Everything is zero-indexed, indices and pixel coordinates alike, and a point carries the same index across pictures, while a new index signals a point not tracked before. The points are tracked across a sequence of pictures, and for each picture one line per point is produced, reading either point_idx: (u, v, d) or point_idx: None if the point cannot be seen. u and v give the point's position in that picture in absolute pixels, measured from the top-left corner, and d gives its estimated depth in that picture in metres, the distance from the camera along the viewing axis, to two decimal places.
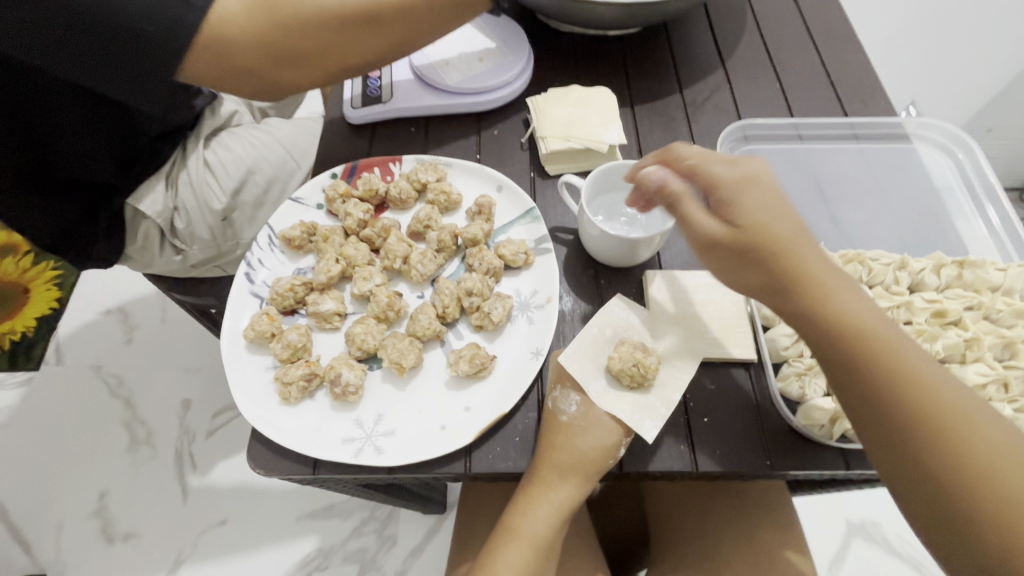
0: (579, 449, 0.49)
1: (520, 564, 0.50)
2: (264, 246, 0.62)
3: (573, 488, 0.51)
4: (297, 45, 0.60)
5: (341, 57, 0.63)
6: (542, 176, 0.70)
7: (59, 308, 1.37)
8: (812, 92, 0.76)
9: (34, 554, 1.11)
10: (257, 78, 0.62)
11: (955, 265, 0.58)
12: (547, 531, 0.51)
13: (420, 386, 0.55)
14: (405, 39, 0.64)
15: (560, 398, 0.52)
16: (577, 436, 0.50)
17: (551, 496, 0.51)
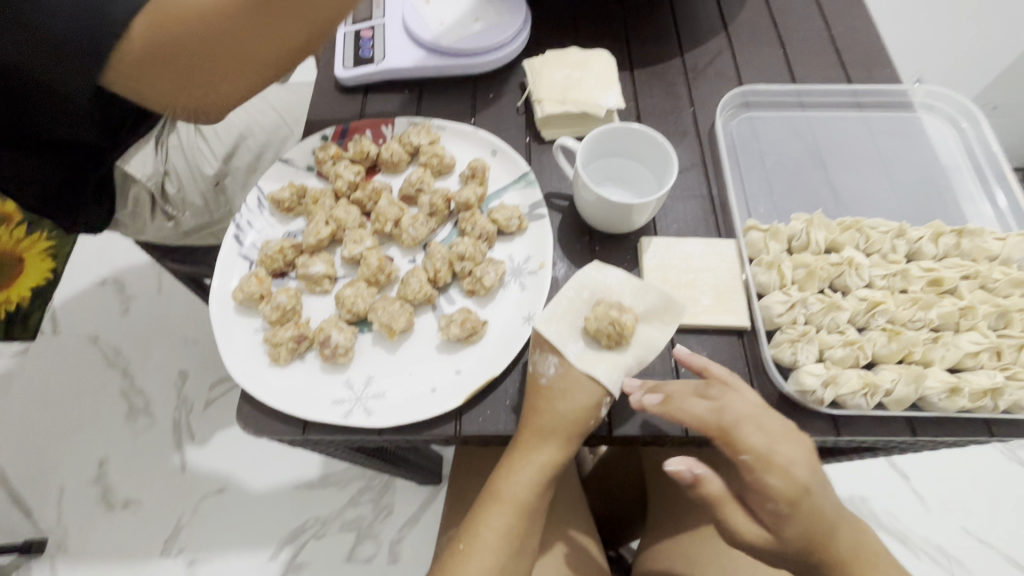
0: (562, 412, 0.49)
1: (507, 527, 0.49)
2: (253, 208, 0.61)
3: (558, 452, 0.50)
4: (203, 59, 0.55)
5: (253, 63, 0.57)
6: (537, 141, 0.69)
7: (55, 278, 1.34)
8: (817, 59, 0.74)
9: (36, 519, 1.12)
10: (178, 101, 0.59)
11: (955, 233, 0.57)
12: (534, 496, 0.50)
13: (410, 349, 0.55)
14: (317, 19, 0.55)
15: (539, 361, 0.51)
16: (559, 400, 0.49)
17: (534, 461, 0.50)
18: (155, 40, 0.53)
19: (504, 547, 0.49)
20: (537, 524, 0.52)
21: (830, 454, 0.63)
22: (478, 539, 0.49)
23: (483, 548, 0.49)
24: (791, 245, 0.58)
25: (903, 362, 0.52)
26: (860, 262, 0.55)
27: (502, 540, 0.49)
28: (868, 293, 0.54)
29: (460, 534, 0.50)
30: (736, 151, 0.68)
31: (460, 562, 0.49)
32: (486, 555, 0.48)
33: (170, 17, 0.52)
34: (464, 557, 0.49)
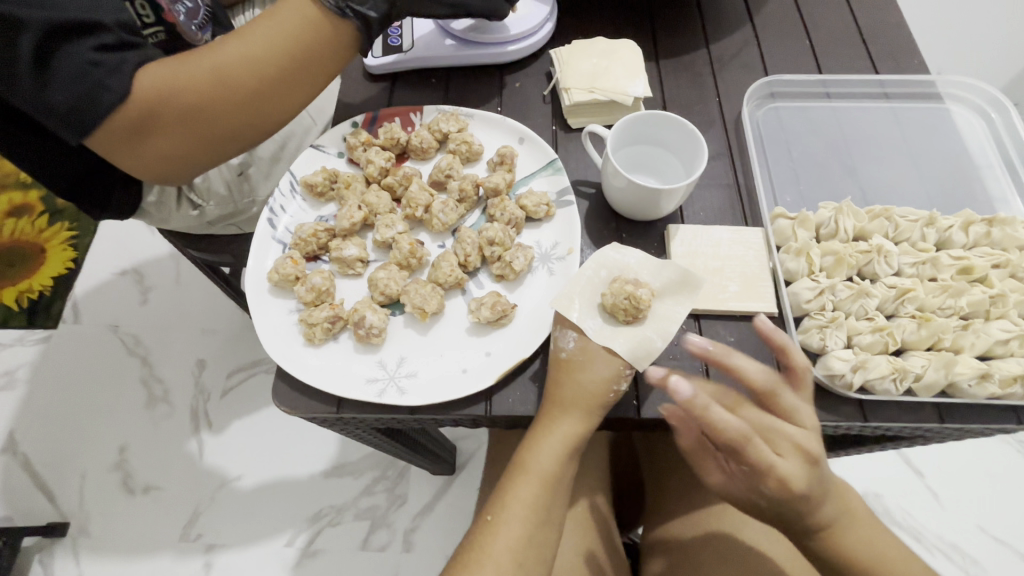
0: (581, 383, 0.50)
1: (533, 499, 0.50)
2: (286, 192, 0.63)
3: (576, 424, 0.50)
4: (180, 125, 0.55)
5: (238, 121, 0.57)
6: (564, 129, 0.69)
7: (76, 267, 1.38)
8: (842, 50, 0.74)
9: (58, 503, 1.14)
10: (154, 168, 0.58)
11: (985, 222, 0.57)
12: (560, 469, 0.51)
13: (441, 331, 0.56)
14: (295, 65, 0.57)
15: (559, 335, 0.52)
16: (579, 371, 0.50)
17: (556, 431, 0.50)
18: (132, 113, 0.52)
19: (531, 518, 0.50)
20: (562, 498, 0.53)
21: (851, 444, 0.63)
22: (506, 512, 0.50)
23: (513, 518, 0.49)
24: (819, 233, 0.59)
25: (932, 348, 0.52)
26: (890, 250, 0.56)
27: (530, 511, 0.50)
28: (897, 281, 0.55)
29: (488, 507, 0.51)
30: (762, 141, 0.69)
31: (489, 534, 0.49)
32: (515, 525, 0.49)
33: (150, 89, 0.52)
34: (493, 527, 0.49)
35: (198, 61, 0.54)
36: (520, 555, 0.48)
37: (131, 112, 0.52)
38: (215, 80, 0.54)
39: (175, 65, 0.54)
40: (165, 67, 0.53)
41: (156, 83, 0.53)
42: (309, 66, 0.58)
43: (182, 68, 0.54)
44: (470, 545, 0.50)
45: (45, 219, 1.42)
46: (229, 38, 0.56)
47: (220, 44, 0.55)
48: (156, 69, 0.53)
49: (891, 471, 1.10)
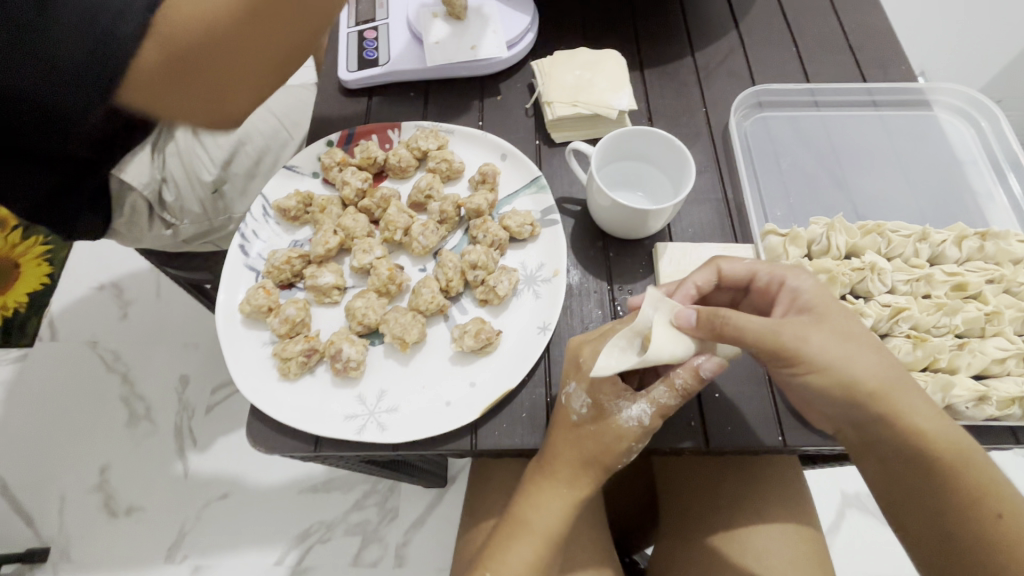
0: (583, 447, 0.48)
1: (525, 535, 0.48)
2: (259, 218, 0.60)
3: (579, 478, 0.48)
4: (195, 73, 0.51)
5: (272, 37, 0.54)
6: (548, 144, 0.67)
7: (51, 283, 1.33)
8: (829, 56, 0.73)
9: (37, 528, 1.10)
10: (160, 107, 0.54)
11: (978, 236, 0.56)
12: (562, 524, 0.49)
13: (423, 361, 0.54)
14: None
15: (572, 395, 0.49)
16: (585, 440, 0.48)
17: (558, 488, 0.49)
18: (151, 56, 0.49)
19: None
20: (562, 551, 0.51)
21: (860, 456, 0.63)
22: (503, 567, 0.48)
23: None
24: (810, 250, 0.57)
25: (928, 368, 0.51)
26: (883, 267, 0.55)
27: (529, 568, 0.48)
28: (891, 299, 0.53)
29: (484, 561, 0.49)
30: (750, 152, 0.67)
31: None
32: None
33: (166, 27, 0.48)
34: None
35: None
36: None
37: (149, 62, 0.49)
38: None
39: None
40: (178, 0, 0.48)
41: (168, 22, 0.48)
42: None
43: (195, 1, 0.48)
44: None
45: (18, 232, 1.35)
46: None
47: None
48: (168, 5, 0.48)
49: None
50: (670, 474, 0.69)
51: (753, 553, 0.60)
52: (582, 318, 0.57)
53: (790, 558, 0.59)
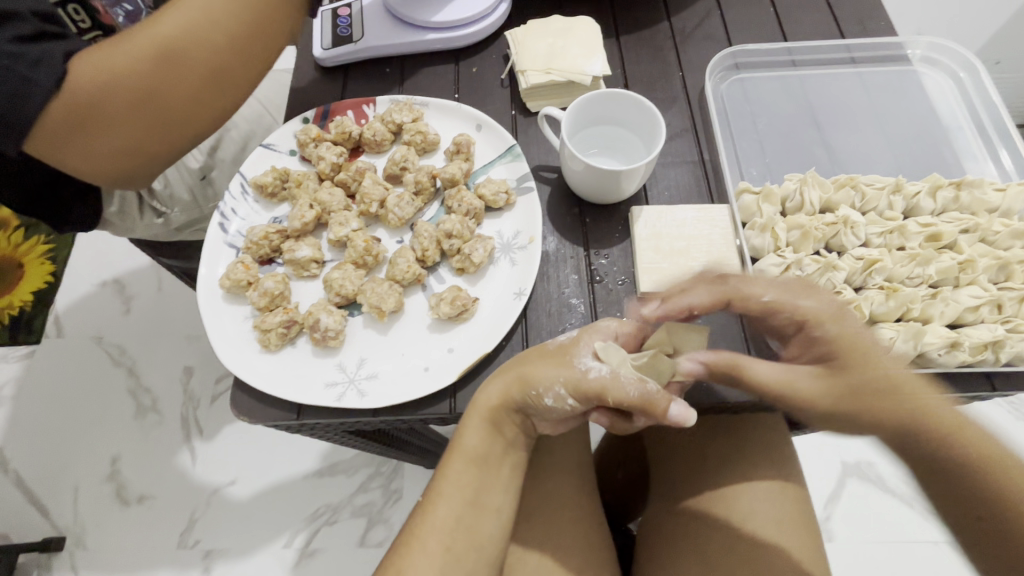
0: (528, 363, 0.48)
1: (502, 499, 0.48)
2: (237, 196, 0.61)
3: (501, 391, 0.48)
4: (115, 118, 0.50)
5: (195, 106, 0.55)
6: (523, 114, 0.67)
7: (55, 280, 1.35)
8: (808, 13, 0.71)
9: (52, 518, 1.13)
10: (116, 167, 0.54)
11: (953, 186, 0.57)
12: (488, 444, 0.48)
13: (401, 330, 0.55)
14: (254, 30, 0.56)
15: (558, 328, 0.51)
16: (538, 356, 0.49)
17: (481, 398, 0.49)
18: (61, 110, 0.47)
19: (465, 496, 0.47)
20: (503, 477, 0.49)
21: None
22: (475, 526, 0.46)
23: (443, 496, 0.47)
24: (785, 207, 0.58)
25: (902, 319, 0.51)
26: (856, 220, 0.55)
27: (462, 488, 0.47)
28: (864, 252, 0.54)
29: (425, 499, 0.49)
30: (726, 114, 0.67)
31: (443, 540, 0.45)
32: (447, 507, 0.47)
33: (79, 94, 0.47)
34: (428, 506, 0.47)
35: (133, 45, 0.49)
36: (451, 533, 0.46)
37: (62, 107, 0.47)
38: (170, 54, 0.51)
39: (108, 51, 0.49)
40: (93, 54, 0.48)
41: (97, 82, 0.48)
42: (261, 31, 0.56)
43: (115, 54, 0.49)
44: (410, 524, 0.47)
45: (21, 233, 1.37)
46: (171, 8, 0.52)
47: (160, 16, 0.52)
48: (87, 58, 0.48)
49: None
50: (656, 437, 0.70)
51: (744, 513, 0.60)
52: (559, 285, 0.57)
53: (777, 516, 0.59)
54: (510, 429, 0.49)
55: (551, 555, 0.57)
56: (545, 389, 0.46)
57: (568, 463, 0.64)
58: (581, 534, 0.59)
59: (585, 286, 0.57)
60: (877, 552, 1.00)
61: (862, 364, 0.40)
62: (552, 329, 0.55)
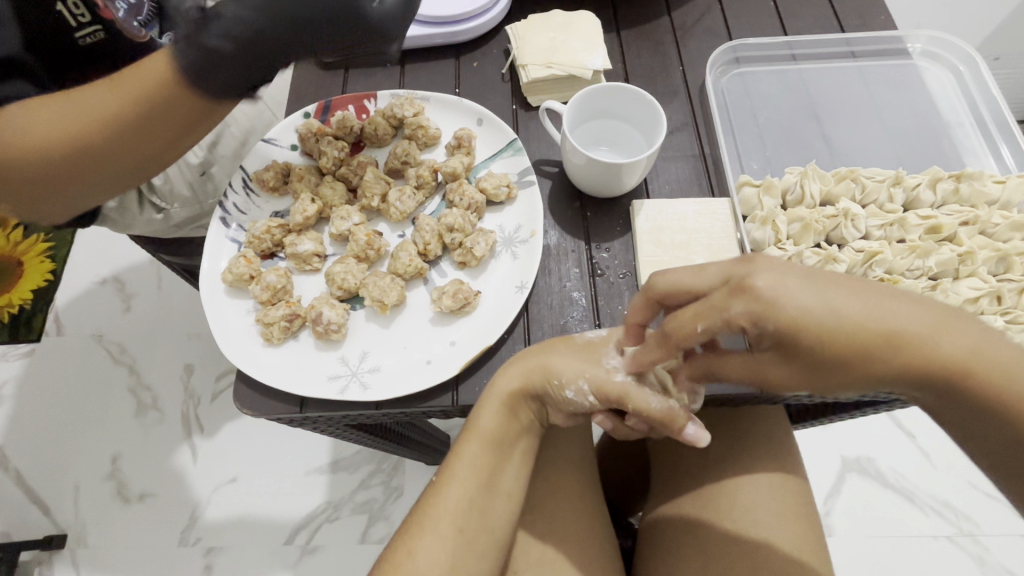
0: (552, 351, 0.49)
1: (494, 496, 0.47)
2: (239, 190, 0.61)
3: (521, 378, 0.49)
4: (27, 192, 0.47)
5: (115, 180, 0.49)
6: (524, 108, 0.67)
7: (55, 279, 1.35)
8: (808, 8, 0.71)
9: (54, 516, 1.13)
10: (45, 216, 0.52)
11: (952, 179, 0.57)
12: (504, 427, 0.49)
13: (404, 324, 0.55)
14: (174, 117, 0.47)
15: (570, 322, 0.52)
16: (563, 345, 0.50)
17: (499, 384, 0.49)
18: None
19: (474, 478, 0.48)
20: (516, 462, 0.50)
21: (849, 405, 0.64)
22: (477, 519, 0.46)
23: (455, 479, 0.48)
24: (785, 200, 0.58)
25: None
26: (856, 213, 0.55)
27: (472, 472, 0.48)
28: (864, 244, 0.54)
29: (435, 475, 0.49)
30: (727, 108, 0.67)
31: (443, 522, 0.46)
32: (454, 487, 0.47)
33: None
34: (437, 487, 0.48)
35: (38, 126, 0.44)
36: (461, 516, 0.46)
37: None
38: (74, 140, 0.45)
39: (17, 122, 0.45)
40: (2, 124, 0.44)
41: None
42: (183, 120, 0.47)
43: (22, 130, 0.44)
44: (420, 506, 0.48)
45: (20, 231, 1.37)
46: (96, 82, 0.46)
47: (83, 89, 0.46)
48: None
49: (885, 436, 1.09)
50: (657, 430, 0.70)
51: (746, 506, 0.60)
52: (560, 278, 0.57)
53: (778, 509, 0.60)
54: (526, 414, 0.50)
55: (554, 548, 0.57)
56: (567, 382, 0.48)
57: (570, 457, 0.64)
58: (583, 527, 0.59)
59: (586, 280, 0.57)
60: (877, 547, 1.01)
61: (804, 340, 0.37)
62: (553, 321, 0.55)
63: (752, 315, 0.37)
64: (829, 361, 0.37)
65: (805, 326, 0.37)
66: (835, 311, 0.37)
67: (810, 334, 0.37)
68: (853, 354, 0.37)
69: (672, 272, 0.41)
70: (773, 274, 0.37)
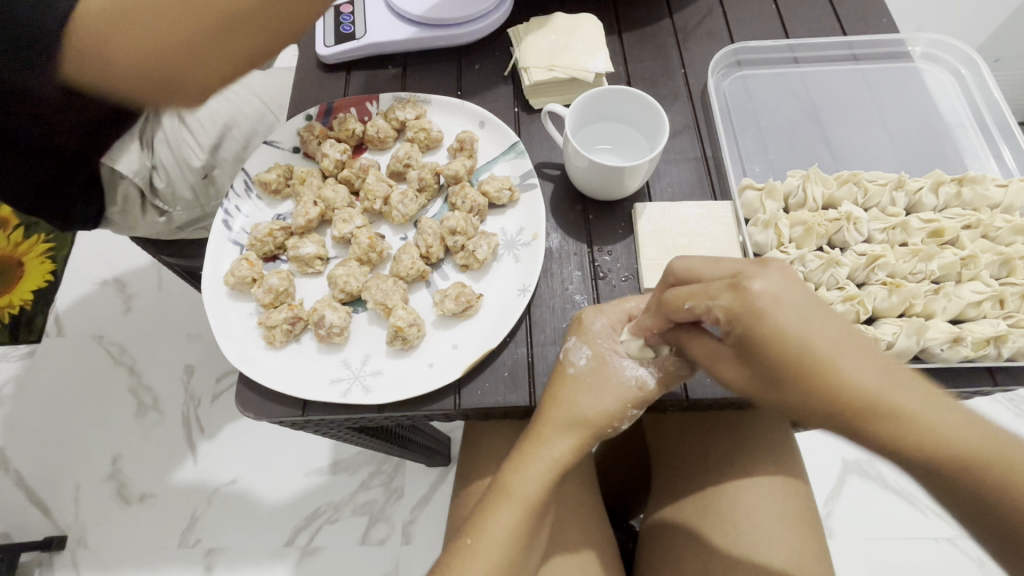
0: (580, 407, 0.47)
1: (516, 523, 0.46)
2: (241, 192, 0.61)
3: (572, 446, 0.47)
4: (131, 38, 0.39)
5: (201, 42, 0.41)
6: (526, 111, 0.67)
7: (55, 279, 1.35)
8: (809, 11, 0.71)
9: (54, 517, 1.13)
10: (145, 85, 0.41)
11: (955, 182, 0.57)
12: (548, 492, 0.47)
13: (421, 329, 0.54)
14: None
15: (571, 349, 0.50)
16: (582, 394, 0.48)
17: (545, 452, 0.47)
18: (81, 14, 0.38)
19: (512, 544, 0.46)
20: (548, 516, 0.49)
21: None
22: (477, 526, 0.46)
23: (492, 545, 0.46)
24: (787, 203, 0.58)
25: (904, 315, 0.52)
26: (858, 215, 0.56)
27: (511, 537, 0.46)
28: (867, 248, 0.55)
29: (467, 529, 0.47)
30: (729, 111, 0.67)
31: (468, 559, 0.45)
32: (494, 552, 0.45)
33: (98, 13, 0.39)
34: (472, 552, 0.46)
35: None
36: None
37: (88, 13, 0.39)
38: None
39: None
40: None
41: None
42: None
43: None
44: (448, 567, 0.46)
45: (21, 232, 1.38)
46: None
47: None
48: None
49: None
50: (658, 433, 0.70)
51: (749, 510, 0.60)
52: (562, 282, 0.57)
53: (779, 512, 0.60)
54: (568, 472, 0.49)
55: (555, 550, 0.57)
56: (619, 420, 0.48)
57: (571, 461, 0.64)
58: (582, 530, 0.59)
59: (589, 283, 0.57)
60: (877, 549, 1.01)
61: (760, 338, 0.37)
62: (556, 324, 0.55)
63: (731, 310, 0.38)
64: (784, 380, 0.37)
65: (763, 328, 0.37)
66: (804, 333, 0.36)
67: (774, 347, 0.37)
68: (801, 363, 0.36)
69: (691, 256, 0.42)
70: (774, 279, 0.37)
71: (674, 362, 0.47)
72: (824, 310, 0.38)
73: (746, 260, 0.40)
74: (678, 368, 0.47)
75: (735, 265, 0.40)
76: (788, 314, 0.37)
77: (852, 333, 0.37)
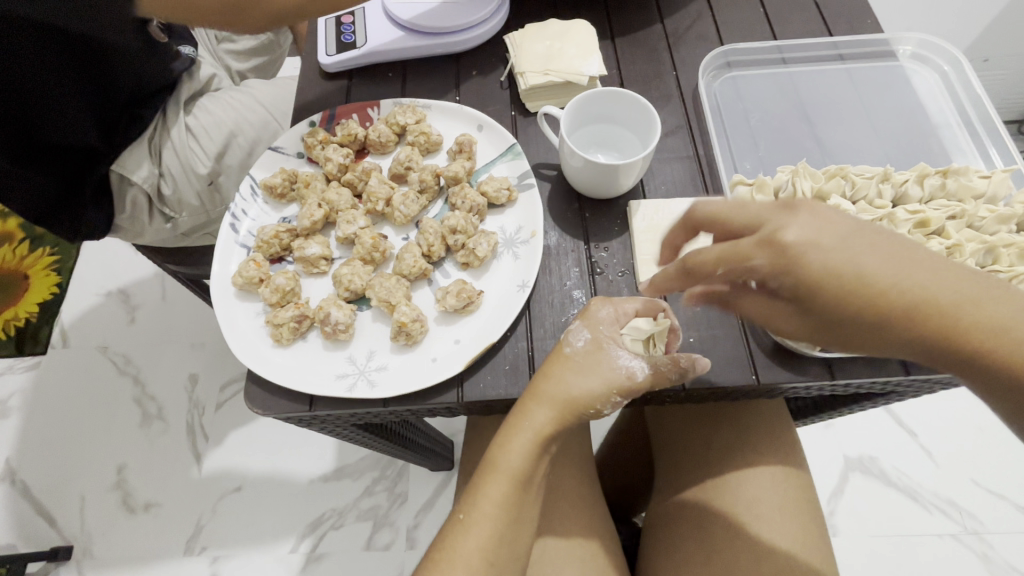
0: (567, 384, 0.49)
1: (504, 498, 0.48)
2: (247, 197, 0.63)
3: (553, 419, 0.49)
4: None
5: None
6: (523, 114, 0.69)
7: (60, 291, 1.37)
8: (796, 14, 0.74)
9: (60, 528, 1.14)
10: None
11: (938, 175, 0.59)
12: (531, 464, 0.49)
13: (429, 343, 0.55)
14: None
15: (572, 331, 0.51)
16: (571, 372, 0.49)
17: (528, 424, 0.49)
18: None
19: (500, 516, 0.47)
20: (536, 495, 0.51)
21: (845, 399, 0.65)
22: (477, 513, 0.47)
23: (482, 519, 0.47)
24: (778, 197, 0.60)
25: None
26: (847, 208, 0.57)
27: (497, 507, 0.47)
28: None
29: (459, 507, 0.49)
30: (720, 110, 0.69)
31: (459, 533, 0.47)
32: (482, 523, 0.47)
33: None
34: (464, 527, 0.47)
35: None
36: (490, 552, 0.46)
37: None
38: None
39: None
40: None
41: None
42: None
43: None
44: (441, 543, 0.47)
45: (27, 245, 1.40)
46: None
47: None
48: None
49: (886, 434, 1.09)
50: (658, 425, 0.72)
51: (748, 500, 0.61)
52: (560, 277, 0.59)
53: (779, 502, 0.61)
54: (551, 446, 0.51)
55: (557, 545, 0.58)
56: (603, 404, 0.49)
57: (569, 457, 0.65)
58: (584, 524, 0.60)
59: (586, 279, 0.58)
60: (882, 545, 1.01)
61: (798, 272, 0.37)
62: (555, 319, 0.57)
63: (774, 264, 0.38)
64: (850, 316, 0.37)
65: (800, 262, 0.37)
66: (842, 261, 0.37)
67: (818, 284, 0.37)
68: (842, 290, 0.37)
69: (714, 199, 0.42)
70: (807, 222, 0.38)
71: (665, 365, 0.49)
72: (863, 232, 0.38)
73: (771, 205, 0.40)
74: (668, 371, 0.49)
75: (766, 207, 0.40)
76: (811, 233, 0.37)
77: (892, 247, 0.37)
